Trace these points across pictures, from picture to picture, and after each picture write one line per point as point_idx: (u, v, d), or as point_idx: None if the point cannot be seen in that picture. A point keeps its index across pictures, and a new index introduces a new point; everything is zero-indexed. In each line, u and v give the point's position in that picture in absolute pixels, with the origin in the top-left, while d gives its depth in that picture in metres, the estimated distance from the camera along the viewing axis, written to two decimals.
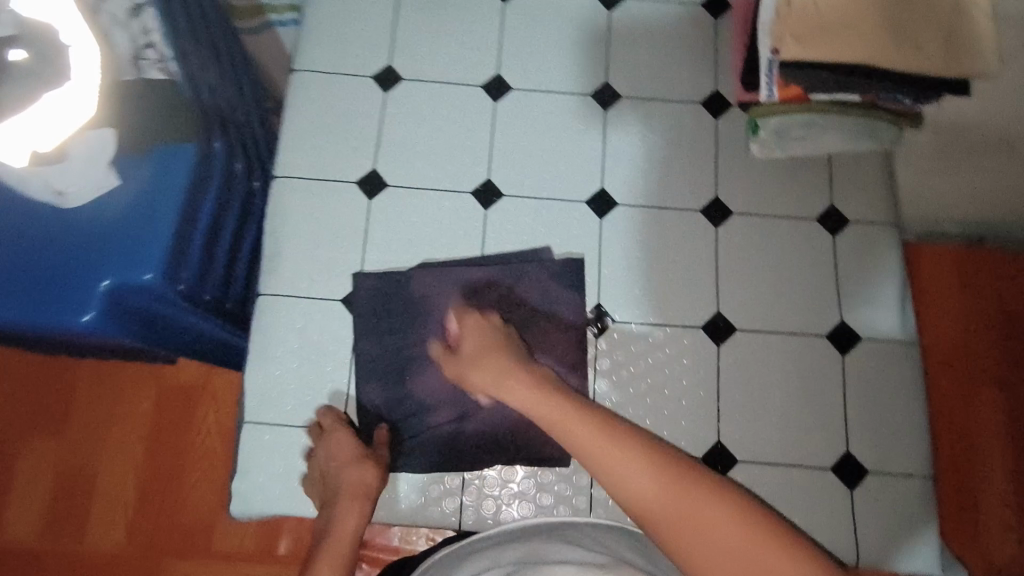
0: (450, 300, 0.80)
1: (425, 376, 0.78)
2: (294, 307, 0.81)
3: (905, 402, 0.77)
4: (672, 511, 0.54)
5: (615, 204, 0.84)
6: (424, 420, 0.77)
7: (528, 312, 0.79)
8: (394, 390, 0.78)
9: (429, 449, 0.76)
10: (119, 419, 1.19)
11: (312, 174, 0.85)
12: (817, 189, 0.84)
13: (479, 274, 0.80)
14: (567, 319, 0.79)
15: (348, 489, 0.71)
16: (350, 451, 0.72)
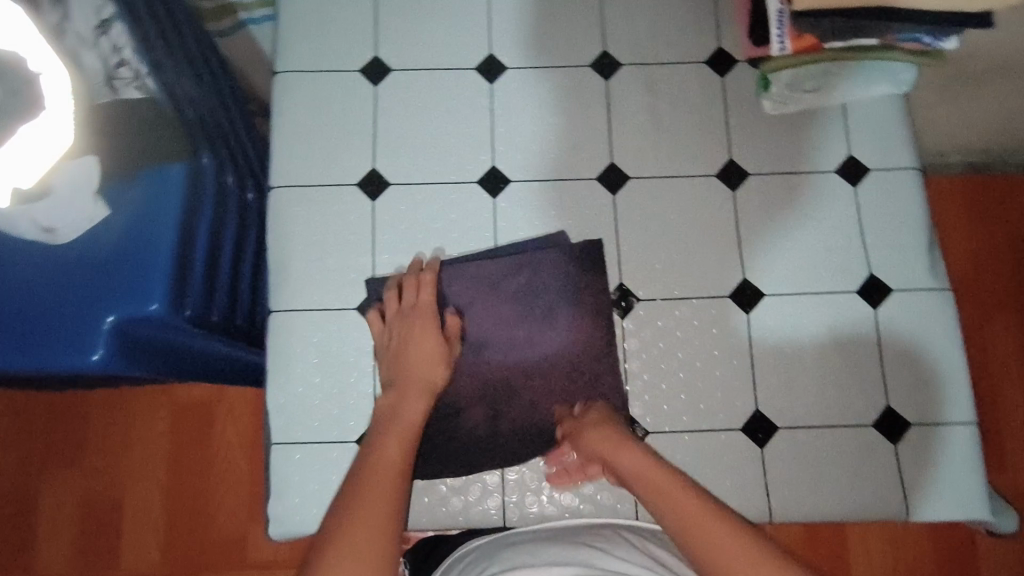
0: (473, 297, 0.77)
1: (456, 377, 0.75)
2: (309, 320, 0.78)
3: (943, 349, 0.75)
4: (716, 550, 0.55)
5: (627, 178, 0.81)
6: (458, 421, 0.75)
7: (550, 299, 0.76)
8: None
9: (464, 449, 0.74)
10: (138, 446, 1.17)
11: (309, 180, 0.81)
12: (833, 140, 0.81)
13: (496, 267, 0.77)
14: (591, 303, 0.77)
15: (417, 373, 0.71)
16: (433, 338, 0.72)
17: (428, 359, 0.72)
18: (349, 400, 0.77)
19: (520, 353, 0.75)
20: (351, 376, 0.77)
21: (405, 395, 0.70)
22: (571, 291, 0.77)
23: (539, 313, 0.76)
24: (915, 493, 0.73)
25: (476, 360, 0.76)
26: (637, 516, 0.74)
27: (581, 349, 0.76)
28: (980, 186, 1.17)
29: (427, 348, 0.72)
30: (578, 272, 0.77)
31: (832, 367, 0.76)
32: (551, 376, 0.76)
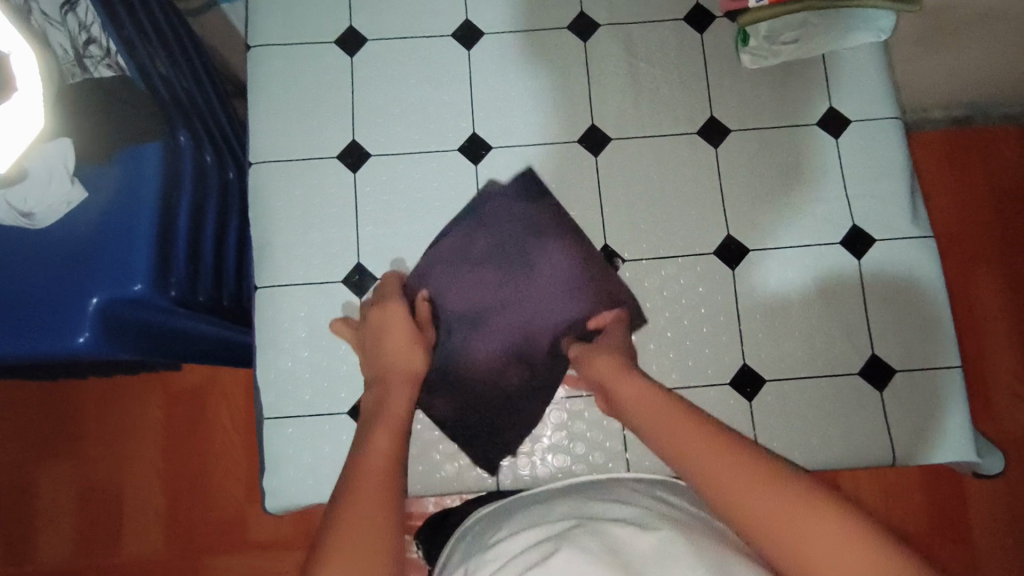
0: (458, 280, 0.77)
1: (475, 352, 0.75)
2: (295, 295, 0.78)
3: (926, 297, 0.76)
4: (708, 459, 0.50)
5: (607, 139, 0.80)
6: (500, 387, 0.75)
7: (528, 241, 0.78)
8: (454, 392, 0.75)
9: (517, 406, 0.75)
10: (134, 433, 1.17)
11: (288, 154, 0.81)
12: (813, 93, 0.80)
13: (470, 238, 0.78)
14: (568, 234, 0.78)
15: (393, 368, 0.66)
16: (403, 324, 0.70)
17: (404, 344, 0.68)
18: (340, 372, 0.77)
19: (514, 306, 0.76)
20: (340, 348, 0.77)
21: (389, 386, 0.65)
22: (544, 236, 0.78)
23: (518, 266, 0.77)
24: (901, 439, 0.74)
25: (474, 341, 0.75)
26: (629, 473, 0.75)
27: (574, 276, 0.77)
28: (966, 141, 1.17)
29: (399, 336, 0.69)
30: (542, 217, 0.78)
31: (818, 319, 0.76)
32: (552, 316, 0.76)
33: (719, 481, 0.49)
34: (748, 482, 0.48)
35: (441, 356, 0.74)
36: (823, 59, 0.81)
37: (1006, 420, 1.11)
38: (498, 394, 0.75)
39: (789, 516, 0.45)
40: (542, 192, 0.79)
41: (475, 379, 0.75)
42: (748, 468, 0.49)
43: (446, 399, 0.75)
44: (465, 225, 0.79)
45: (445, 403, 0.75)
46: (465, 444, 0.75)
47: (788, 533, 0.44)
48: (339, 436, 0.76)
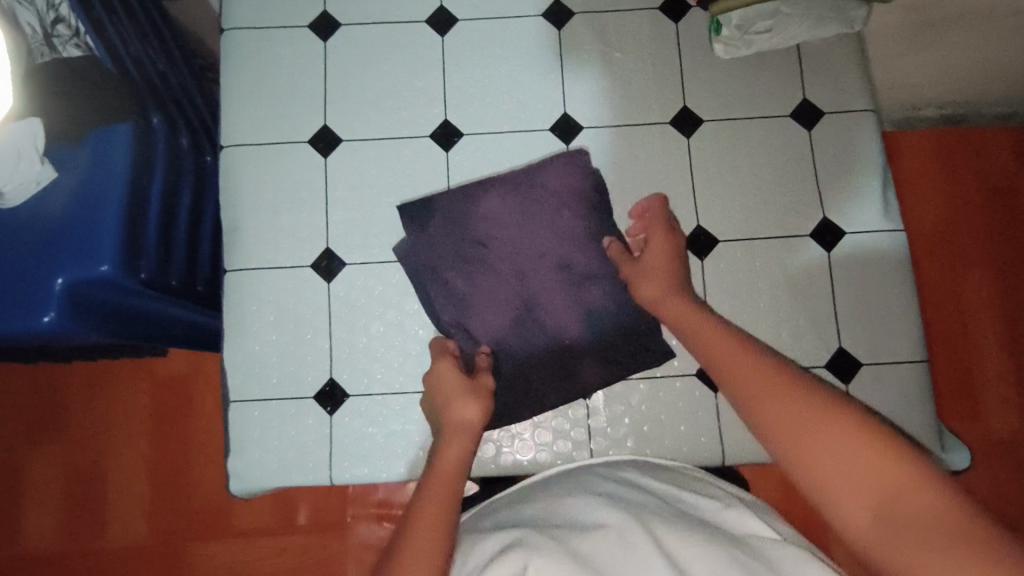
0: (476, 285, 0.76)
1: (544, 305, 0.76)
2: (264, 279, 0.78)
3: (895, 289, 0.76)
4: (753, 381, 0.54)
5: (580, 127, 0.80)
6: (595, 313, 0.76)
7: (506, 190, 0.78)
8: (563, 365, 0.76)
9: (621, 317, 0.76)
10: (115, 420, 1.17)
11: (259, 139, 0.80)
12: (787, 84, 0.80)
13: (466, 245, 0.77)
14: (539, 166, 0.79)
15: (450, 424, 0.66)
16: (458, 384, 0.69)
17: (455, 396, 0.68)
18: (307, 356, 0.77)
19: (546, 254, 0.77)
20: (308, 334, 0.77)
21: (447, 441, 0.65)
22: (511, 193, 0.78)
23: (510, 251, 0.77)
24: None
25: (543, 323, 0.76)
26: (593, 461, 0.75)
27: (559, 198, 0.78)
28: (949, 138, 1.11)
29: (456, 392, 0.69)
30: (490, 201, 0.78)
31: (786, 311, 0.76)
32: (573, 239, 0.77)
33: (757, 398, 0.52)
34: (782, 401, 0.50)
35: (511, 360, 0.75)
36: (798, 50, 0.80)
37: (994, 422, 1.06)
38: (603, 331, 0.76)
39: (814, 430, 0.47)
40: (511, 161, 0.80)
41: (577, 340, 0.76)
42: (788, 388, 0.51)
43: (574, 379, 0.75)
44: (421, 246, 0.77)
45: (582, 373, 0.76)
46: (630, 374, 0.76)
47: (808, 445, 0.46)
48: (304, 421, 0.76)
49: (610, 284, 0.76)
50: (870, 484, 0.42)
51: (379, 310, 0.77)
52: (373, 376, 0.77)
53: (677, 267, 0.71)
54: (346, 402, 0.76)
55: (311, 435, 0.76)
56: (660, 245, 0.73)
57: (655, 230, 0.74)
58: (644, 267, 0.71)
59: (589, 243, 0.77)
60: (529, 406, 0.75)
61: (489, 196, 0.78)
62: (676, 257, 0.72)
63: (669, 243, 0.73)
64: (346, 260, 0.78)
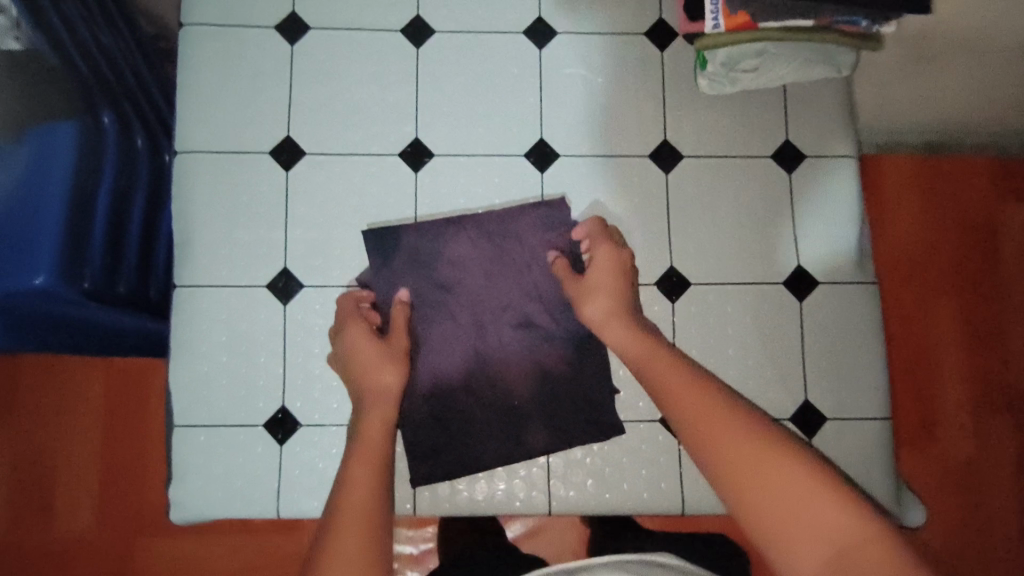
0: (433, 331, 0.74)
1: (498, 361, 0.74)
2: (214, 297, 0.74)
3: (865, 341, 0.75)
4: (707, 421, 0.53)
5: (556, 155, 0.77)
6: (546, 373, 0.75)
7: (479, 233, 0.75)
8: (509, 425, 0.74)
9: (573, 381, 0.75)
10: (13, 429, 0.80)
11: (217, 146, 0.76)
12: (772, 124, 0.78)
13: (428, 286, 0.74)
14: (518, 210, 0.76)
15: (371, 394, 0.64)
16: (369, 346, 0.67)
17: (375, 367, 0.65)
18: (258, 382, 0.74)
19: (504, 308, 0.75)
20: (261, 357, 0.74)
21: (368, 408, 0.63)
22: (479, 239, 0.75)
23: (470, 298, 0.75)
24: None
25: (491, 378, 0.74)
26: (550, 502, 0.74)
27: (533, 254, 0.75)
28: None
29: (375, 359, 0.66)
30: (458, 243, 0.75)
31: (755, 359, 0.75)
32: (539, 297, 0.75)
33: (723, 452, 0.50)
34: (749, 456, 0.49)
35: (462, 412, 0.74)
36: (785, 89, 0.78)
37: None
38: (552, 392, 0.74)
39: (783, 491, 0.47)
40: (483, 188, 0.77)
41: (523, 401, 0.74)
42: (751, 440, 0.50)
43: (516, 441, 0.74)
44: (381, 283, 0.74)
45: (524, 437, 0.74)
46: (571, 444, 0.74)
47: (777, 508, 0.46)
48: (253, 449, 0.73)
49: (567, 346, 0.75)
50: (831, 542, 0.44)
51: None
52: (328, 406, 0.74)
53: (619, 281, 0.68)
54: (298, 431, 0.74)
55: (260, 464, 0.73)
56: (603, 263, 0.69)
57: (601, 244, 0.71)
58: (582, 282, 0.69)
59: (553, 302, 0.75)
60: (461, 465, 0.74)
61: (455, 238, 0.75)
62: (619, 267, 0.69)
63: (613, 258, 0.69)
64: (304, 282, 0.75)
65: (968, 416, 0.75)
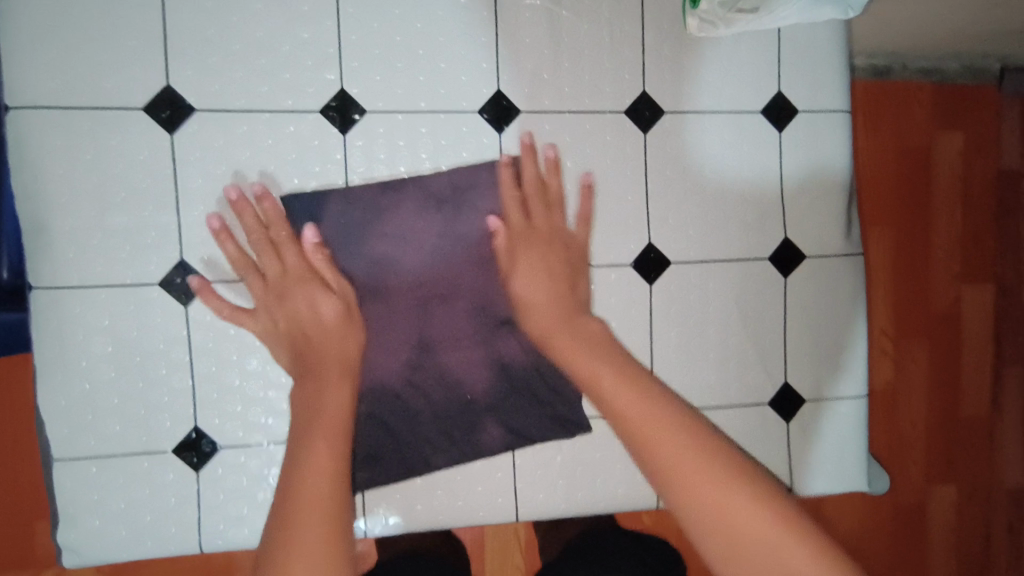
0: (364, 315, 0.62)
1: (445, 352, 0.63)
2: (90, 299, 0.58)
3: (846, 317, 0.71)
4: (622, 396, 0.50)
5: (516, 111, 0.64)
6: (505, 367, 0.64)
7: (422, 202, 0.62)
8: (463, 424, 0.64)
9: (537, 375, 0.65)
10: None
11: (70, 100, 0.57)
12: (761, 74, 0.68)
13: (360, 264, 0.61)
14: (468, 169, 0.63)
15: (334, 365, 0.55)
16: (313, 300, 0.57)
17: (330, 333, 0.56)
18: (161, 400, 0.60)
19: (456, 282, 0.63)
20: (160, 369, 0.60)
21: (321, 389, 0.54)
22: (427, 203, 0.62)
23: (410, 281, 0.62)
24: (800, 471, 0.71)
25: (440, 368, 0.63)
26: (516, 509, 0.66)
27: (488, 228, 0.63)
28: (956, 95, 0.87)
29: (329, 322, 0.57)
30: (422, 185, 0.62)
31: (736, 342, 0.68)
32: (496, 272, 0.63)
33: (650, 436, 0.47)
34: (641, 411, 0.48)
35: (403, 412, 0.63)
36: (776, 33, 0.67)
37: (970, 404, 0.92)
38: (512, 388, 0.65)
39: (699, 478, 0.44)
40: (430, 153, 0.63)
41: (479, 396, 0.64)
42: (667, 423, 0.47)
43: (469, 439, 0.64)
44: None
45: (480, 436, 0.65)
46: (534, 443, 0.66)
47: (689, 488, 0.44)
48: (161, 478, 0.60)
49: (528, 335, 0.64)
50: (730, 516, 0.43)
51: (257, 341, 0.61)
52: (252, 422, 0.61)
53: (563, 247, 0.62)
54: (216, 454, 0.61)
55: (172, 493, 0.61)
56: (551, 227, 0.62)
57: (549, 197, 0.63)
58: (531, 230, 0.62)
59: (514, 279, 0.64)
60: (407, 470, 0.64)
61: (409, 189, 0.62)
62: (568, 238, 0.63)
63: (557, 224, 0.63)
64: (207, 277, 0.60)
65: (892, 344, 0.87)
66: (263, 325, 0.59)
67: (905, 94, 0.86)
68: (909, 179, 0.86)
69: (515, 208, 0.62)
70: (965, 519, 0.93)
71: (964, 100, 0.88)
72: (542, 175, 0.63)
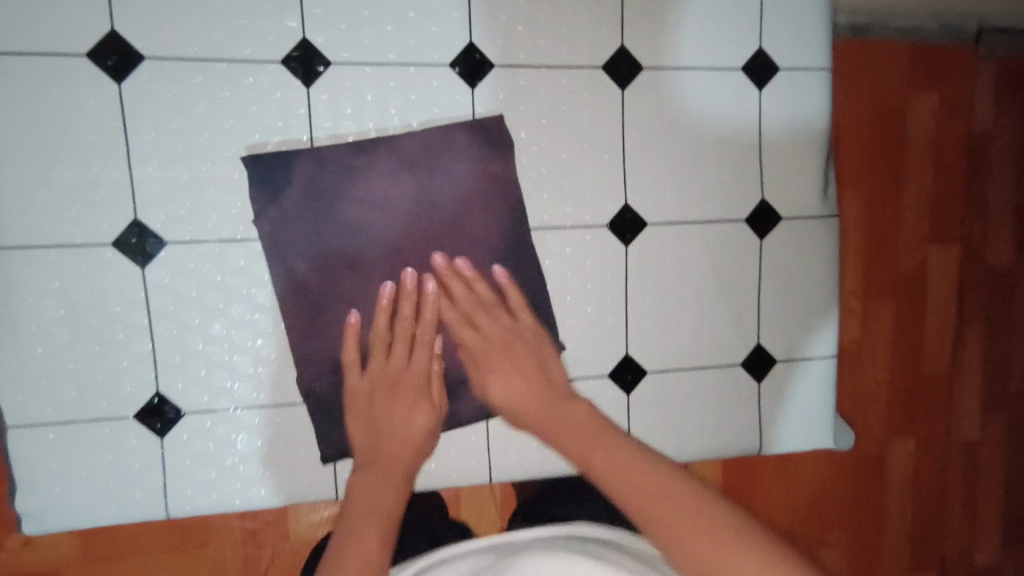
0: (329, 283, 0.59)
1: (417, 322, 0.61)
2: (38, 259, 0.55)
3: (819, 279, 0.71)
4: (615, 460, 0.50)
5: (489, 65, 0.61)
6: None
7: (392, 167, 0.59)
8: (440, 395, 0.63)
9: None
10: None
11: (3, 42, 0.52)
12: (741, 30, 0.66)
13: (325, 230, 0.58)
14: (451, 137, 0.60)
15: (392, 456, 0.58)
16: (408, 397, 0.59)
17: (412, 445, 0.59)
18: (120, 365, 0.58)
19: (433, 259, 0.60)
20: (118, 334, 0.57)
21: (377, 483, 0.55)
22: (394, 168, 0.59)
23: (380, 247, 0.60)
24: (769, 430, 0.72)
25: (413, 337, 0.61)
26: (490, 471, 0.66)
27: (466, 196, 0.61)
28: (938, 54, 0.85)
29: (405, 414, 0.59)
30: (378, 195, 0.59)
31: (711, 305, 0.68)
32: (474, 241, 0.61)
33: (670, 530, 0.45)
34: (633, 472, 0.49)
35: None
36: None
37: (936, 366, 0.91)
38: None
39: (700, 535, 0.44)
40: (400, 109, 0.60)
41: (455, 364, 0.62)
42: (659, 483, 0.48)
43: (445, 409, 0.63)
44: (267, 222, 0.58)
45: (455, 403, 0.63)
46: None
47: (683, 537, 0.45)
48: (122, 444, 0.59)
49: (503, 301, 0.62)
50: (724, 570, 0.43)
51: (220, 304, 0.58)
52: (217, 387, 0.59)
53: (529, 351, 0.61)
54: (181, 420, 0.59)
55: (135, 459, 0.59)
56: (499, 329, 0.61)
57: (487, 304, 0.61)
58: (486, 342, 0.61)
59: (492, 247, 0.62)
60: None
61: (374, 213, 0.59)
62: (517, 327, 0.62)
63: (507, 323, 0.61)
64: (164, 238, 0.57)
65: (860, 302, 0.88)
66: (360, 399, 0.59)
67: (887, 52, 0.82)
68: (885, 139, 0.84)
69: (465, 326, 0.61)
70: (922, 467, 0.93)
71: (944, 58, 0.85)
72: (467, 290, 0.61)
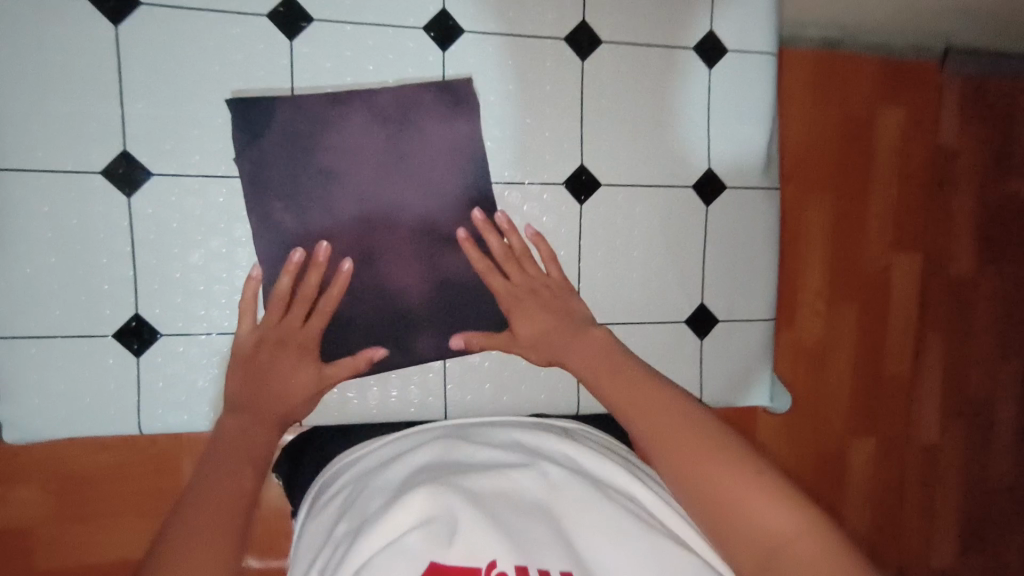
0: (303, 221, 0.63)
1: (382, 265, 0.65)
2: (32, 183, 0.60)
3: (760, 246, 0.77)
4: (660, 417, 0.52)
5: (460, 31, 0.67)
6: (439, 285, 0.67)
7: (366, 116, 0.64)
8: (400, 335, 0.67)
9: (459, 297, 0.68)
10: None
11: None
12: (694, 12, 0.72)
13: (302, 170, 0.63)
14: (424, 94, 0.65)
15: (274, 398, 0.60)
16: (291, 359, 0.61)
17: (286, 400, 0.60)
18: (101, 287, 0.62)
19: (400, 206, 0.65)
20: (101, 258, 0.62)
21: (250, 423, 0.58)
22: (368, 118, 0.64)
23: (354, 191, 0.64)
24: (710, 385, 0.77)
25: (378, 278, 0.65)
26: (445, 407, 0.71)
27: (436, 149, 0.65)
28: None
29: (287, 368, 0.61)
30: (354, 142, 0.64)
31: (657, 264, 0.74)
32: (438, 193, 0.65)
33: (706, 482, 0.47)
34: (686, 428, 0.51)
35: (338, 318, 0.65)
36: None
37: None
38: (445, 303, 0.68)
39: (743, 493, 0.46)
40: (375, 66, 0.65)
41: (416, 306, 0.67)
42: (703, 439, 0.49)
43: (404, 349, 0.68)
44: (248, 161, 0.62)
45: (413, 343, 0.68)
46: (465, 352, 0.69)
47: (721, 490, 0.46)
48: (100, 362, 0.63)
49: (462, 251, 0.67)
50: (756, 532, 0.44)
51: (199, 235, 0.63)
52: (192, 313, 0.64)
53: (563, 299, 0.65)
54: (157, 342, 0.64)
55: (111, 377, 0.63)
56: (529, 279, 0.65)
57: (517, 254, 0.65)
58: (512, 288, 0.65)
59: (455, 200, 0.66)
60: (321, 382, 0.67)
61: (349, 158, 0.64)
62: (545, 278, 0.66)
63: (535, 273, 0.66)
64: (150, 170, 0.62)
65: None
66: (246, 349, 0.61)
67: None
68: None
69: (495, 271, 0.65)
70: (880, 470, 0.91)
71: None
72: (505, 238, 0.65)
